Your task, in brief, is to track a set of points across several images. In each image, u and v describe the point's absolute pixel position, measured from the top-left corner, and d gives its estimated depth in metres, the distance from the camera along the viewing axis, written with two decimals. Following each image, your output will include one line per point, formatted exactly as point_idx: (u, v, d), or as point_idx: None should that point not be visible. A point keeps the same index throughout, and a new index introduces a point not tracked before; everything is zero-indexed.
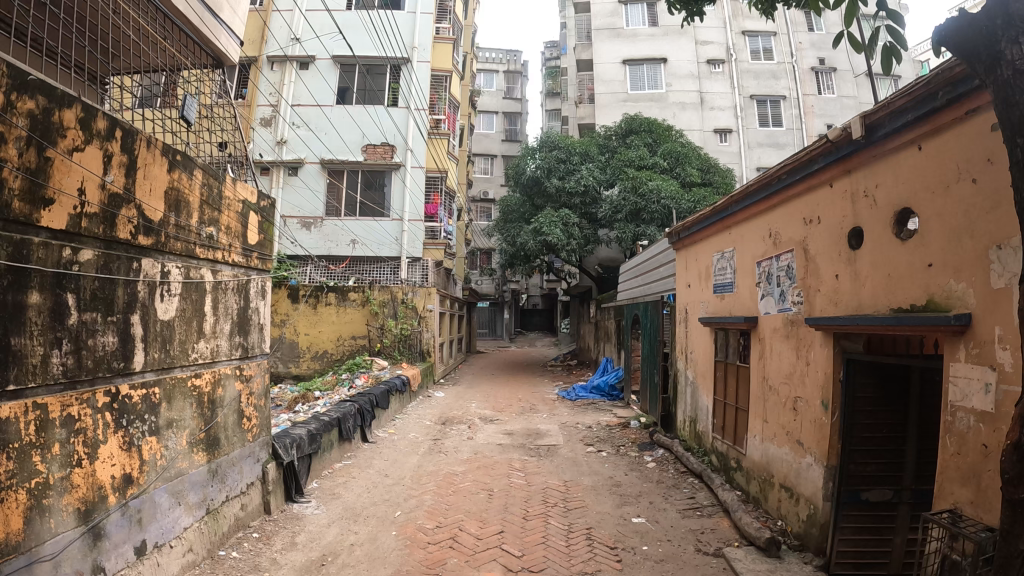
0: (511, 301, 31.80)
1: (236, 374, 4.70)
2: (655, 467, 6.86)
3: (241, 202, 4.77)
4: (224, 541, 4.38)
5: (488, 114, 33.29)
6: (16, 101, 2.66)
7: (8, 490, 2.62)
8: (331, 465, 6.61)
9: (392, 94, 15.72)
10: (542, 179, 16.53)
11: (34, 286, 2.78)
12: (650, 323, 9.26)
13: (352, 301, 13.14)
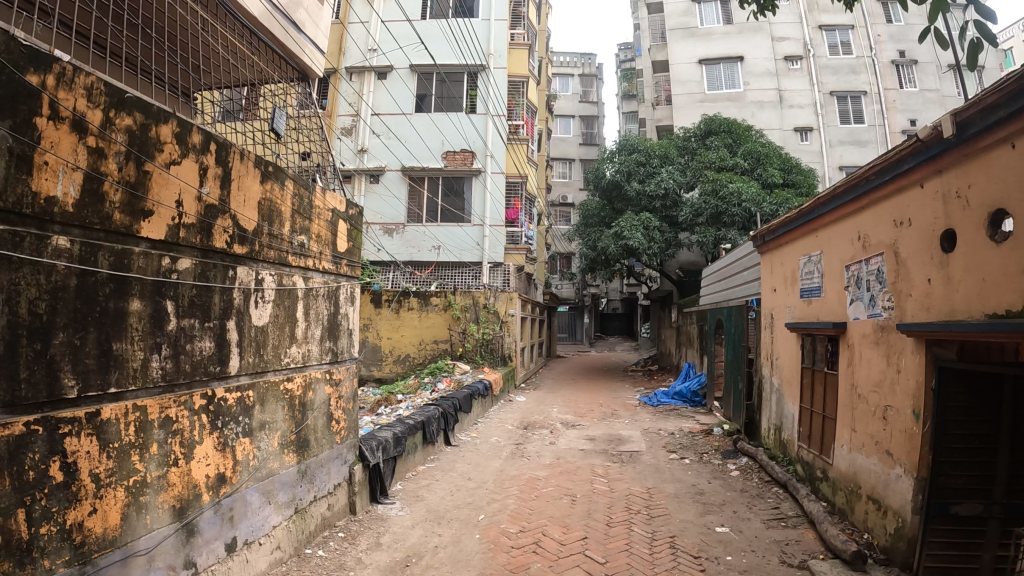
0: (591, 304, 31.75)
1: (327, 378, 4.84)
2: (739, 475, 6.70)
3: (330, 211, 4.90)
4: (311, 539, 4.51)
5: (565, 118, 33.29)
6: (114, 119, 2.80)
7: (108, 488, 2.75)
8: (415, 468, 6.71)
9: (470, 101, 15.79)
10: (622, 183, 16.43)
11: (135, 293, 2.93)
12: (733, 327, 9.04)
13: (434, 306, 13.31)
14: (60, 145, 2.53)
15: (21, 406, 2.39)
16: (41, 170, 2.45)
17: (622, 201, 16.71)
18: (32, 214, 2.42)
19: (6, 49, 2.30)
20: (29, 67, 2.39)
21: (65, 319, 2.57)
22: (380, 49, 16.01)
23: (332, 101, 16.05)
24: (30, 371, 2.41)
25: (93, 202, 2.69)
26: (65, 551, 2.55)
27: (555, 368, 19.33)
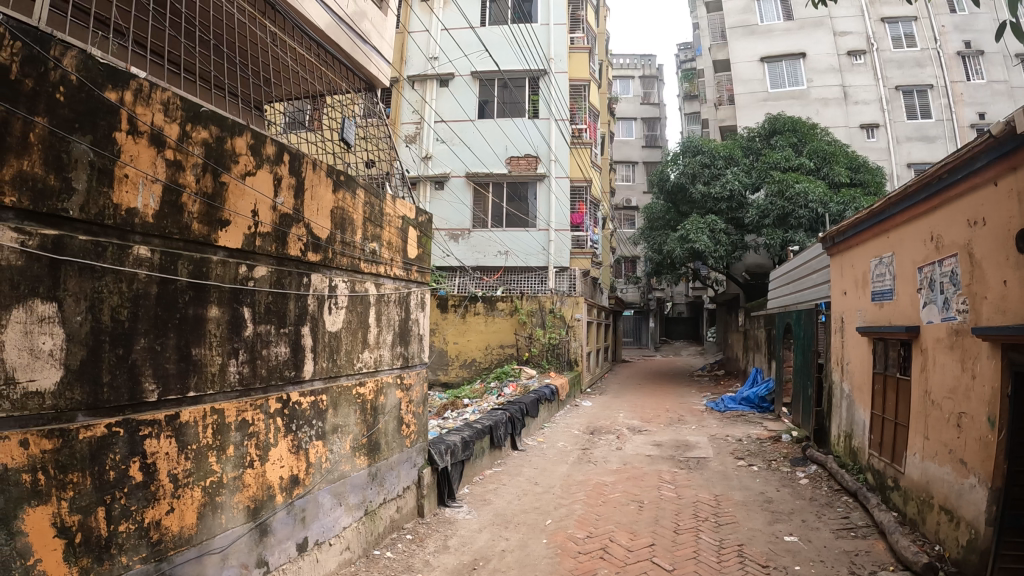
0: (656, 308, 31.43)
1: (398, 382, 4.91)
2: (808, 484, 6.52)
3: (400, 218, 4.98)
4: (380, 541, 4.57)
5: (627, 121, 33.11)
6: (191, 132, 2.90)
7: (186, 487, 2.85)
8: (483, 472, 6.75)
9: (532, 107, 15.82)
10: (687, 185, 16.22)
11: (213, 300, 3.02)
12: (802, 332, 8.81)
13: (501, 311, 13.34)
14: (139, 158, 2.63)
15: (103, 409, 2.49)
16: (121, 183, 2.55)
17: (687, 204, 16.50)
18: (113, 224, 2.53)
19: (84, 68, 2.40)
20: (107, 83, 2.49)
21: (145, 325, 2.68)
22: (441, 57, 16.17)
23: (396, 109, 16.34)
24: (112, 375, 2.52)
25: (172, 213, 2.79)
26: (142, 547, 2.64)
27: (620, 373, 19.18)
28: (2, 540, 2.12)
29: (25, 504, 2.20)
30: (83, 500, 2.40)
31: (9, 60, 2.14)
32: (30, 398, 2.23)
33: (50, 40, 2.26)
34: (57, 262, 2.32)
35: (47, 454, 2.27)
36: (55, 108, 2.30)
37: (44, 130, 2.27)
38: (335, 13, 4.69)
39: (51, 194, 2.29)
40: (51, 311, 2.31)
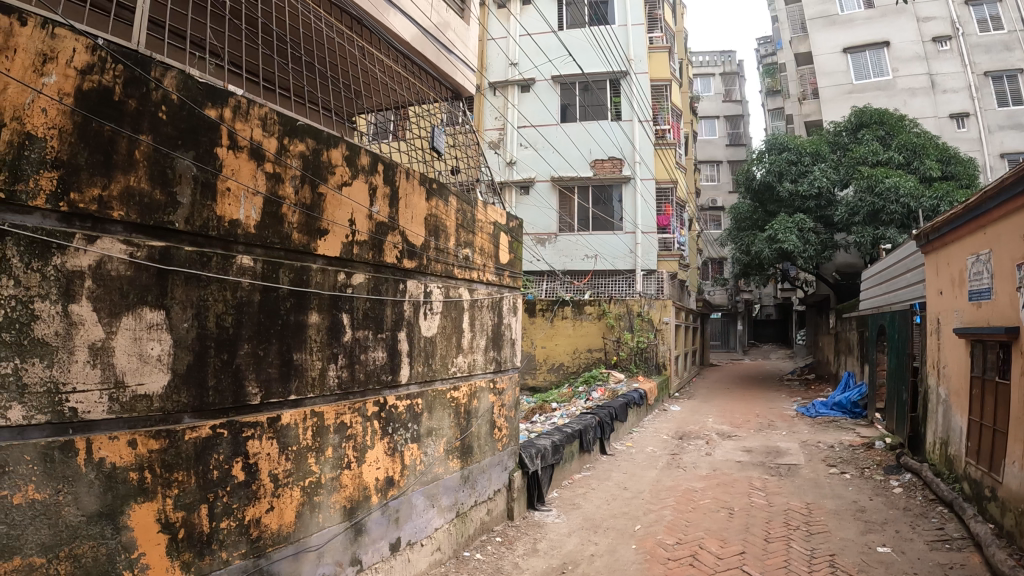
0: (744, 311, 30.67)
1: (491, 386, 4.95)
2: (902, 493, 6.25)
3: (492, 224, 5.01)
4: (470, 542, 4.62)
5: (709, 120, 32.51)
6: (289, 145, 3.00)
7: (285, 487, 2.95)
8: (572, 476, 6.75)
9: (614, 108, 15.54)
10: (774, 184, 15.79)
11: (313, 307, 3.13)
12: (896, 334, 8.46)
13: (588, 314, 13.29)
14: (240, 172, 2.74)
15: (208, 411, 2.61)
16: (224, 196, 2.67)
17: (774, 204, 16.02)
18: (217, 236, 2.64)
19: (183, 87, 2.50)
20: (207, 102, 2.59)
21: (249, 331, 2.79)
22: (519, 64, 16.05)
23: (478, 117, 16.58)
24: (218, 379, 2.64)
25: (273, 224, 2.89)
26: (242, 543, 2.74)
27: (709, 377, 18.82)
28: (109, 533, 2.25)
29: (132, 500, 2.32)
30: (187, 498, 2.51)
31: (112, 82, 2.28)
32: (138, 400, 2.36)
33: (151, 63, 2.37)
34: (164, 271, 2.45)
35: (154, 453, 2.39)
36: (159, 126, 2.42)
37: (150, 147, 2.39)
38: (419, 24, 4.88)
39: (157, 208, 2.41)
40: (159, 318, 2.44)
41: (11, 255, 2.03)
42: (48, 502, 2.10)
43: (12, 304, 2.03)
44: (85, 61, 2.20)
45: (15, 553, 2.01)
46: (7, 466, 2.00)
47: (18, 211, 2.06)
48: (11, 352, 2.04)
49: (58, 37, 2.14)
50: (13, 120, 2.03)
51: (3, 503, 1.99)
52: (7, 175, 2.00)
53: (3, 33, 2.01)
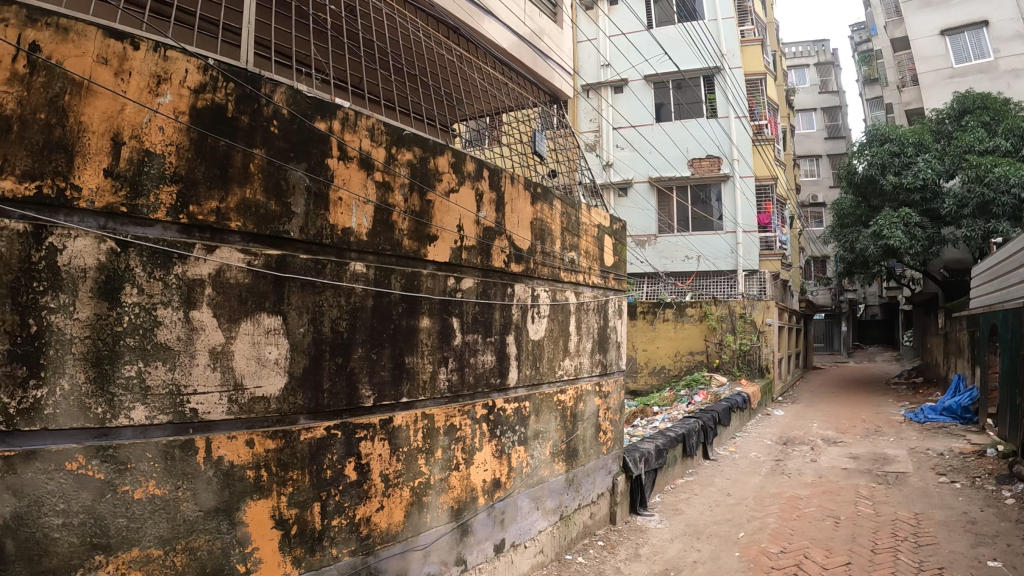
0: (849, 311, 29.46)
1: (597, 390, 4.93)
2: (1018, 503, 5.87)
3: (596, 227, 4.98)
4: (573, 545, 4.62)
5: (806, 113, 31.20)
6: (397, 154, 3.06)
7: (395, 486, 3.01)
8: (675, 481, 6.69)
9: (709, 105, 14.71)
10: (876, 177, 15.18)
11: (424, 311, 3.19)
12: (1010, 333, 7.97)
13: (690, 316, 12.71)
14: (351, 181, 2.82)
15: (323, 412, 2.71)
16: (336, 205, 2.75)
17: (878, 197, 15.50)
18: (331, 244, 2.73)
19: (293, 101, 2.59)
20: (316, 115, 2.67)
21: (363, 335, 2.87)
22: (611, 65, 15.44)
23: (573, 119, 16.04)
24: (332, 382, 2.73)
25: (384, 231, 2.96)
26: (352, 541, 2.80)
27: (812, 380, 18.19)
28: (225, 528, 2.35)
29: (248, 497, 2.42)
30: (301, 496, 2.60)
31: (224, 100, 2.38)
32: (256, 402, 2.47)
33: (260, 80, 2.47)
34: (280, 278, 2.55)
35: (270, 452, 2.50)
36: (271, 140, 2.52)
37: (263, 160, 2.49)
38: (517, 31, 4.87)
39: (273, 218, 2.51)
40: (276, 323, 2.54)
41: (134, 265, 2.16)
42: (167, 498, 2.22)
43: (137, 311, 2.17)
44: (198, 80, 2.31)
45: (135, 544, 2.14)
46: (130, 463, 2.14)
47: (140, 223, 2.20)
48: (135, 356, 2.17)
49: (170, 59, 2.25)
50: (131, 138, 2.16)
51: (125, 497, 2.12)
52: (128, 191, 2.14)
53: (119, 58, 2.14)
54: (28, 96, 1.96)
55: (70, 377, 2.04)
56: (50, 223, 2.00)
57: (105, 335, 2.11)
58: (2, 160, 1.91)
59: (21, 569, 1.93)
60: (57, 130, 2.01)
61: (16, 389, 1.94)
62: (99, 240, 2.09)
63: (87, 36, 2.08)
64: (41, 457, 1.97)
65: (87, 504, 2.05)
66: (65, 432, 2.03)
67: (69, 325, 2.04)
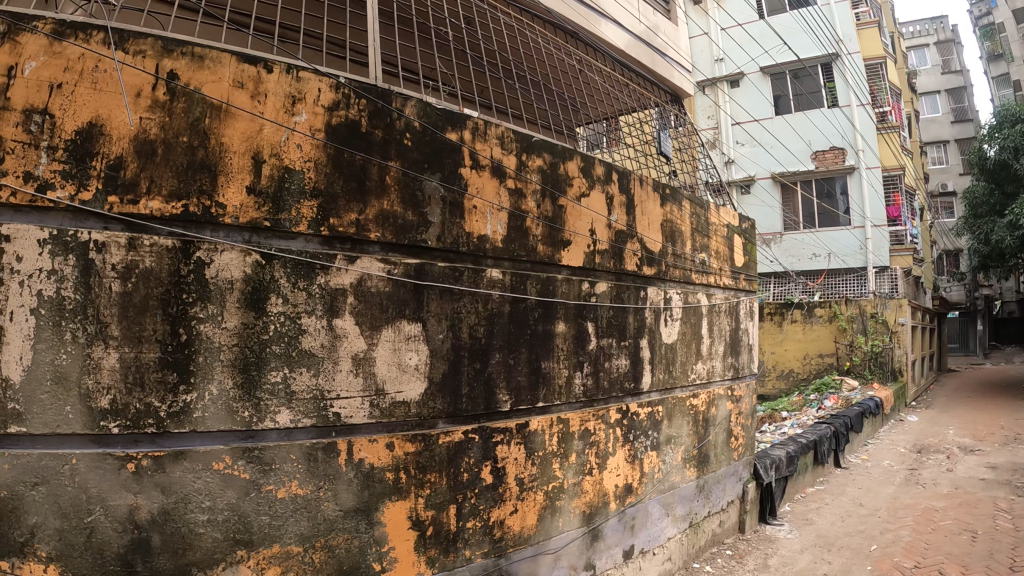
0: (985, 309, 27.66)
1: (729, 394, 4.85)
2: None
3: (725, 227, 4.90)
4: (701, 553, 4.57)
5: (930, 96, 27.35)
6: (527, 161, 3.09)
7: (530, 491, 3.04)
8: (805, 489, 6.53)
9: (829, 94, 13.94)
10: (1010, 162, 14.14)
11: (560, 316, 3.21)
12: None
13: (820, 317, 12.04)
14: (485, 190, 2.87)
15: (461, 416, 2.77)
16: (471, 214, 2.81)
17: (1013, 184, 14.34)
18: (467, 251, 2.79)
19: (423, 114, 2.65)
20: (447, 126, 2.73)
21: (500, 340, 2.92)
22: (725, 58, 15.15)
23: (691, 116, 15.70)
24: (470, 387, 2.79)
25: (518, 237, 3.01)
26: (485, 543, 2.85)
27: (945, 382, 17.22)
28: (363, 528, 2.45)
29: (387, 498, 2.51)
30: (438, 498, 2.66)
31: (358, 116, 2.47)
32: (397, 407, 2.56)
33: (392, 94, 2.55)
34: (419, 286, 2.63)
35: (409, 455, 2.57)
36: (405, 152, 2.59)
37: (398, 172, 2.56)
38: (631, 31, 4.87)
39: (410, 228, 2.59)
40: (416, 330, 2.62)
41: (279, 276, 2.28)
42: (309, 497, 2.33)
43: (282, 319, 2.29)
44: (331, 98, 2.40)
45: (276, 541, 2.26)
46: (274, 463, 2.26)
47: (284, 236, 2.32)
48: (281, 362, 2.29)
49: (303, 80, 2.35)
50: (271, 157, 2.28)
51: (269, 496, 2.24)
52: (270, 206, 2.27)
53: (253, 82, 2.27)
54: (170, 121, 2.13)
55: (218, 382, 2.18)
56: (197, 239, 2.15)
57: (252, 342, 2.24)
58: (149, 182, 2.09)
59: (168, 561, 2.08)
60: (199, 152, 2.16)
61: (167, 393, 2.10)
62: (245, 253, 2.22)
63: (222, 62, 2.22)
64: (190, 457, 2.12)
65: (232, 502, 2.18)
66: (213, 434, 2.18)
67: (218, 333, 2.18)
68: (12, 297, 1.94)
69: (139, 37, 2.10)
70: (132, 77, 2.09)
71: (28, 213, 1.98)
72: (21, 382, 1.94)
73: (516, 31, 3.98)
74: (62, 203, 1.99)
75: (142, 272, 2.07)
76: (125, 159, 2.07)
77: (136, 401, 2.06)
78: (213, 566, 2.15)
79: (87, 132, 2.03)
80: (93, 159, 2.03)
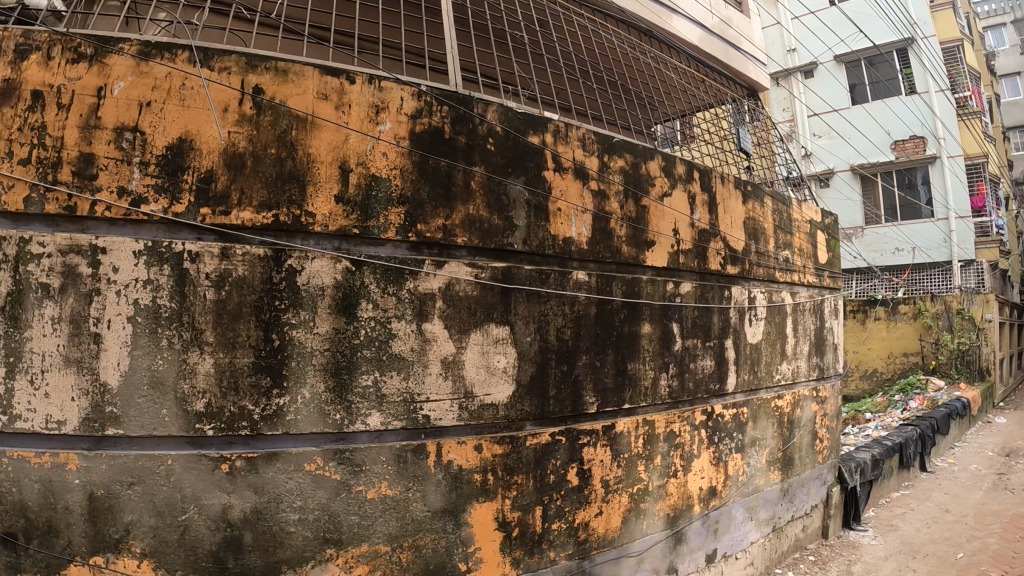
0: None
1: (814, 395, 4.72)
2: None
3: (808, 223, 4.77)
4: (783, 559, 4.47)
5: (1010, 78, 25.84)
6: (609, 162, 3.08)
7: (614, 493, 3.03)
8: (889, 494, 6.30)
9: (907, 82, 13.42)
10: None
11: (645, 317, 3.19)
12: None
13: (904, 315, 11.59)
14: (568, 192, 2.88)
15: (548, 418, 2.78)
16: (556, 216, 2.82)
17: None
18: (553, 254, 2.80)
19: (506, 119, 2.68)
20: (529, 129, 2.75)
21: (587, 343, 2.92)
22: (799, 48, 14.89)
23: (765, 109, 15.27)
24: (557, 389, 2.80)
25: (603, 239, 3.00)
26: (569, 545, 2.85)
27: None
28: (451, 528, 2.48)
29: (475, 499, 2.54)
30: (524, 499, 2.67)
31: (441, 122, 2.51)
32: (485, 409, 2.58)
33: (474, 100, 2.58)
34: (507, 290, 2.64)
35: (497, 457, 2.59)
36: (489, 157, 2.62)
37: (483, 177, 2.59)
38: (704, 25, 4.80)
39: (496, 232, 2.62)
40: (504, 333, 2.64)
41: (368, 282, 2.34)
42: (399, 498, 2.38)
43: (372, 324, 2.35)
44: (413, 106, 2.45)
45: (365, 540, 2.32)
46: (365, 465, 2.32)
47: (372, 243, 2.38)
48: (371, 366, 2.35)
49: (385, 89, 2.40)
50: (358, 165, 2.34)
51: (359, 496, 2.30)
52: (359, 214, 2.33)
53: (337, 93, 2.33)
54: (258, 134, 2.22)
55: (310, 386, 2.25)
56: (288, 247, 2.23)
57: (343, 347, 2.30)
58: (239, 195, 2.18)
59: (259, 558, 2.18)
60: (288, 163, 2.24)
61: (260, 397, 2.18)
62: (335, 260, 2.28)
63: (305, 75, 2.28)
64: (282, 459, 2.20)
65: (322, 502, 2.25)
66: (304, 436, 2.25)
67: (310, 339, 2.25)
68: (110, 306, 2.06)
69: (223, 54, 2.18)
70: (219, 93, 2.18)
71: (124, 226, 2.11)
72: (119, 386, 2.07)
73: (592, 30, 3.99)
74: (155, 215, 2.11)
75: (235, 280, 2.16)
76: (215, 172, 2.17)
77: (230, 404, 2.15)
78: (302, 564, 2.23)
79: (177, 146, 2.14)
80: (184, 172, 2.14)
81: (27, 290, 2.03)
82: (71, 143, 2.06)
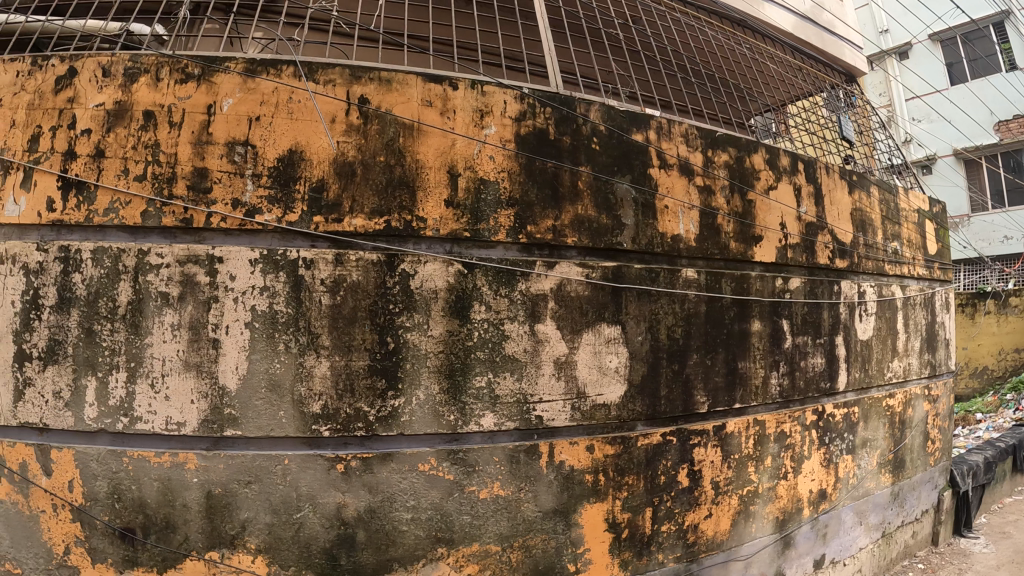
0: None
1: (925, 394, 4.46)
2: None
3: (917, 212, 4.53)
4: (891, 566, 4.25)
5: None
6: (713, 157, 3.01)
7: (724, 495, 2.95)
8: (1003, 499, 5.91)
9: (1005, 57, 12.51)
10: None
11: (755, 314, 3.09)
12: None
13: (1015, 307, 10.18)
14: (675, 189, 2.83)
15: (660, 418, 2.75)
16: (663, 214, 2.78)
17: None
18: (662, 252, 2.76)
19: (608, 117, 2.66)
20: (631, 127, 2.72)
21: (697, 342, 2.86)
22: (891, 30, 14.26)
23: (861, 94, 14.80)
24: (668, 389, 2.76)
25: (710, 235, 2.94)
26: (678, 547, 2.80)
27: None
28: (561, 528, 2.49)
29: (586, 500, 2.53)
30: (634, 500, 2.65)
31: (545, 124, 2.52)
32: (597, 409, 2.57)
33: (575, 101, 2.57)
34: (617, 289, 2.62)
35: (609, 457, 2.58)
36: (594, 156, 2.61)
37: (590, 177, 2.58)
38: (797, 11, 4.64)
39: (604, 231, 2.60)
40: (615, 333, 2.62)
41: (481, 284, 2.37)
42: (510, 498, 2.40)
43: (485, 326, 2.37)
44: (517, 109, 2.47)
45: (476, 539, 2.35)
46: (477, 465, 2.35)
47: (482, 246, 2.41)
48: (484, 367, 2.38)
49: (488, 93, 2.43)
50: (466, 170, 2.38)
51: (472, 496, 2.34)
52: (469, 218, 2.37)
53: (441, 99, 2.37)
54: (366, 143, 2.29)
55: (425, 388, 2.30)
56: (401, 252, 2.28)
57: (457, 349, 2.34)
58: (351, 202, 2.25)
59: (371, 555, 2.25)
60: (397, 169, 2.30)
61: (376, 398, 2.25)
62: (447, 264, 2.32)
63: (409, 84, 2.33)
64: (397, 459, 2.26)
65: (436, 501, 2.30)
66: (419, 437, 2.31)
67: (424, 341, 2.30)
68: (229, 312, 2.17)
69: (327, 67, 2.26)
70: (326, 104, 2.26)
71: (239, 236, 2.21)
72: (237, 388, 2.18)
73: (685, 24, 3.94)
74: (270, 225, 2.20)
75: (349, 285, 2.23)
76: (326, 182, 2.25)
77: (346, 405, 2.23)
78: (414, 562, 2.29)
79: (288, 158, 2.23)
80: (296, 183, 2.23)
81: (148, 298, 2.16)
82: (185, 158, 2.19)
